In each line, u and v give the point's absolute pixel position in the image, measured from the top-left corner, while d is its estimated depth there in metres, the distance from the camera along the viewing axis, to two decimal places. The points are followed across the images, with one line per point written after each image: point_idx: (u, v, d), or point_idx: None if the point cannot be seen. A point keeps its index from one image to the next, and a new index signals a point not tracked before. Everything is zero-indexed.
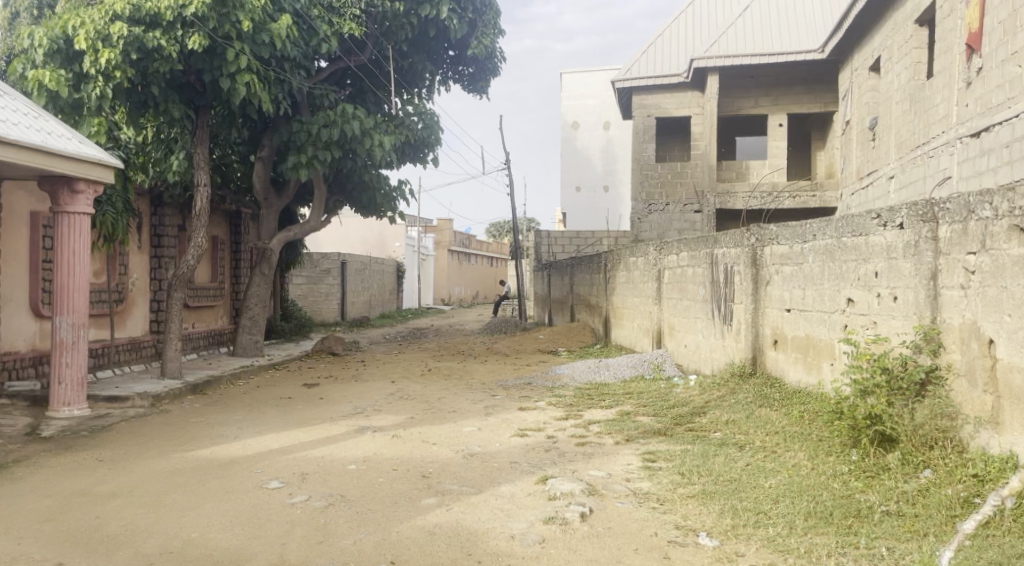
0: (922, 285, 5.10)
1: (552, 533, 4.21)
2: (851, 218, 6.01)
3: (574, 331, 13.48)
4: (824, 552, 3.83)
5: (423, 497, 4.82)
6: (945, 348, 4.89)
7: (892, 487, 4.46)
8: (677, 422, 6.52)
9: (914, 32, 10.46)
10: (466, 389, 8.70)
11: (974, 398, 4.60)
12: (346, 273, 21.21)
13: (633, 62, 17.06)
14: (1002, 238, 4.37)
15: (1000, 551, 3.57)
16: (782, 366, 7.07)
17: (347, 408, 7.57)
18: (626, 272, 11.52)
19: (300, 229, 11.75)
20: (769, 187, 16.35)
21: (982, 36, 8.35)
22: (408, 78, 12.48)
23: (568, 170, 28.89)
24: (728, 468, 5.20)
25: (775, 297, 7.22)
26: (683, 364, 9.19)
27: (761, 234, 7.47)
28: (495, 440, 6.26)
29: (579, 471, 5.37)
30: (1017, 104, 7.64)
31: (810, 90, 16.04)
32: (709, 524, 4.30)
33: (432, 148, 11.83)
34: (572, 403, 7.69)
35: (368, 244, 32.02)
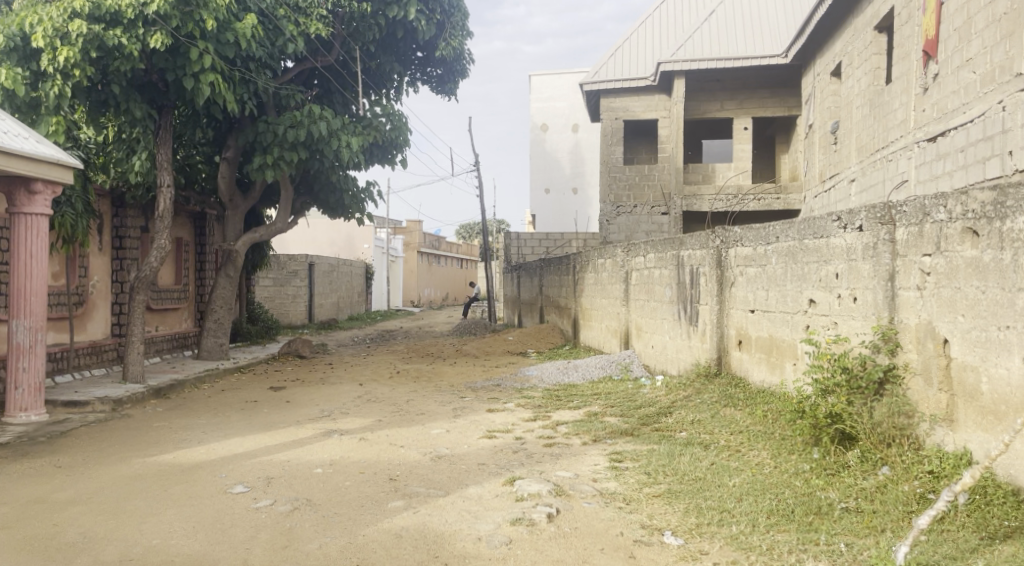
0: (880, 285, 5.21)
1: (518, 534, 4.23)
2: (812, 219, 6.11)
3: (543, 333, 13.51)
4: (785, 549, 3.91)
5: (390, 500, 4.81)
6: (902, 348, 5.01)
7: (851, 484, 4.56)
8: (644, 422, 6.58)
9: (874, 38, 10.68)
10: (434, 391, 8.68)
11: (929, 397, 4.72)
12: (314, 275, 21.07)
13: (601, 66, 17.20)
14: (956, 240, 4.50)
15: (954, 548, 3.70)
16: (747, 366, 7.18)
17: (315, 411, 7.53)
18: (595, 273, 11.59)
19: (266, 230, 11.63)
20: (734, 190, 16.40)
21: (938, 43, 8.56)
22: (377, 79, 12.42)
23: (538, 172, 29.07)
24: (692, 467, 5.26)
25: (739, 298, 7.32)
26: (650, 365, 9.28)
27: (726, 235, 7.57)
28: (463, 442, 6.26)
29: (548, 472, 5.40)
30: (972, 109, 7.84)
31: (775, 94, 16.28)
32: (674, 523, 4.35)
33: (400, 149, 11.77)
34: (540, 404, 7.72)
35: (336, 246, 31.80)
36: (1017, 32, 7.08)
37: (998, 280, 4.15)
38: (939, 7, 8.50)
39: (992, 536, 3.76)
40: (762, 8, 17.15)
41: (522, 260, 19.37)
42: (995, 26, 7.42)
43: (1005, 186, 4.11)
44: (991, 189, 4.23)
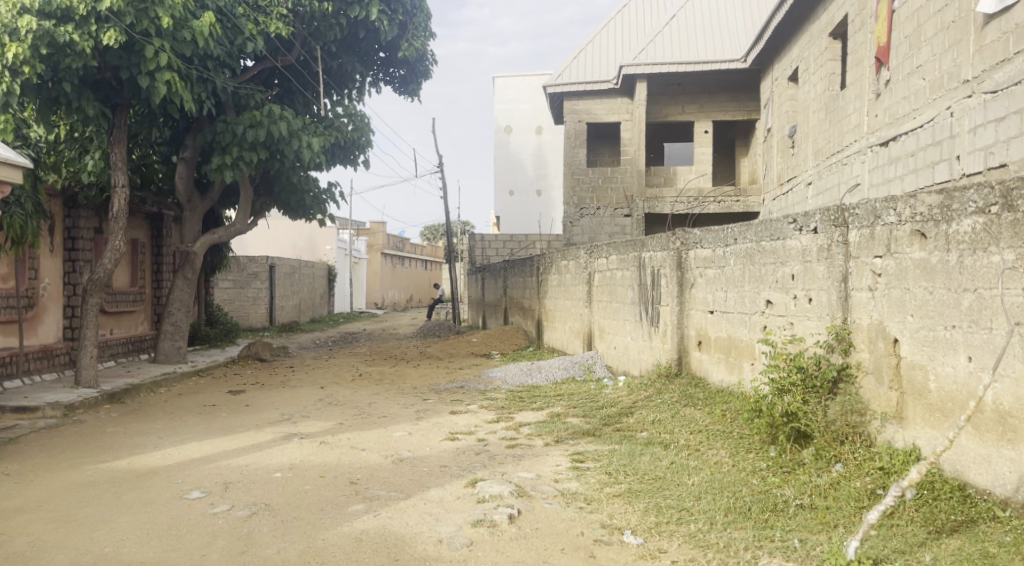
0: (834, 286, 5.32)
1: (479, 535, 4.23)
2: (769, 222, 6.23)
3: (507, 334, 13.53)
4: (742, 546, 3.97)
5: (351, 504, 4.77)
6: (855, 348, 5.12)
7: (806, 481, 4.65)
8: (605, 422, 6.63)
9: (829, 45, 10.92)
10: (397, 393, 8.64)
11: (880, 395, 4.84)
12: (275, 278, 20.84)
13: (564, 68, 17.29)
14: (905, 242, 4.62)
15: (903, 541, 3.80)
16: (706, 366, 7.28)
17: (274, 415, 7.44)
18: (558, 275, 11.65)
19: (224, 232, 11.46)
20: (694, 192, 16.58)
21: (890, 50, 8.77)
22: (338, 79, 12.34)
23: (501, 174, 29.15)
24: (653, 466, 5.32)
25: (699, 299, 7.42)
26: (612, 366, 9.36)
27: (686, 238, 7.66)
28: (425, 444, 6.24)
29: (509, 473, 5.42)
30: (922, 115, 8.05)
31: (734, 98, 16.53)
32: (634, 521, 4.39)
33: (362, 150, 11.70)
34: (502, 405, 7.73)
35: (298, 248, 31.48)
36: (963, 40, 7.29)
37: (944, 282, 4.28)
38: (890, 15, 8.72)
39: (940, 530, 3.88)
40: (722, 14, 17.41)
41: (487, 261, 19.40)
42: (943, 34, 7.63)
43: (951, 191, 4.24)
44: (938, 193, 4.36)
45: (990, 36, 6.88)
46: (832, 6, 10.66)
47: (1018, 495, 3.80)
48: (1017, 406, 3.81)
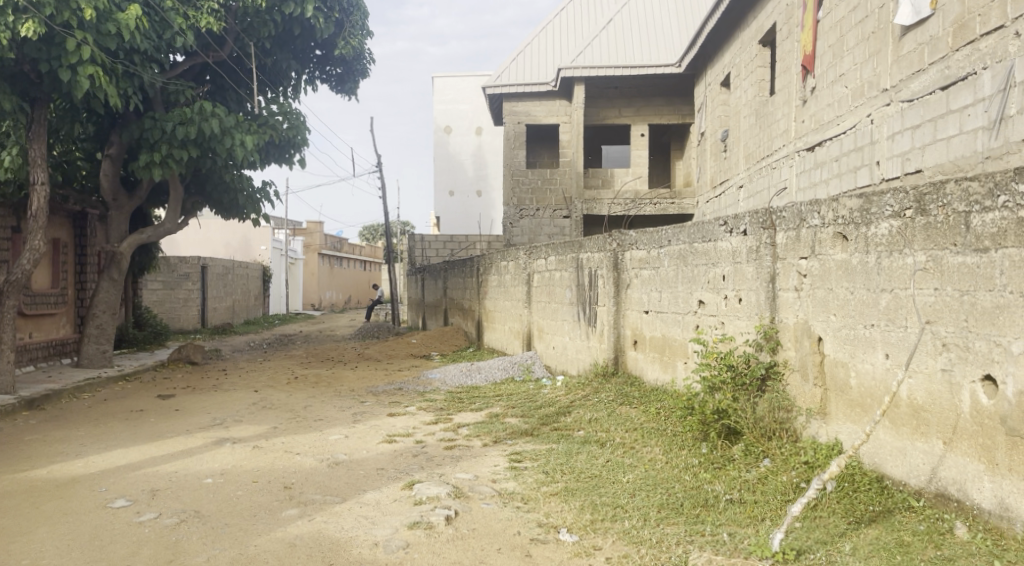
0: (763, 287, 5.49)
1: (416, 538, 4.21)
2: (702, 224, 6.38)
3: (447, 335, 13.51)
4: (673, 541, 4.04)
5: (284, 509, 4.69)
6: (782, 346, 5.30)
7: (735, 476, 4.79)
8: (543, 422, 6.68)
9: (758, 52, 11.23)
10: (333, 396, 8.51)
11: (806, 392, 5.02)
12: (208, 278, 20.26)
13: (502, 70, 17.37)
14: (828, 244, 4.81)
15: (825, 532, 3.94)
16: (641, 366, 7.42)
17: (205, 420, 7.24)
18: (498, 276, 11.67)
19: (153, 231, 11.11)
20: (631, 195, 16.83)
21: (815, 59, 9.10)
22: (272, 77, 12.13)
23: (442, 174, 29.14)
24: (589, 465, 5.40)
25: (634, 299, 7.55)
26: (551, 366, 9.45)
27: (622, 239, 7.77)
28: (362, 447, 6.17)
29: (446, 474, 5.40)
30: (845, 121, 8.37)
31: (670, 102, 16.86)
32: (570, 520, 4.44)
33: (298, 149, 11.50)
34: (442, 407, 7.71)
35: (231, 248, 30.69)
36: (882, 51, 7.61)
37: (864, 282, 4.47)
38: (815, 24, 9.03)
39: (859, 520, 4.04)
40: (658, 19, 17.74)
41: (426, 262, 19.32)
42: (864, 44, 7.95)
43: (870, 195, 4.43)
44: (858, 198, 4.54)
45: (907, 47, 7.20)
46: (761, 15, 10.99)
47: (930, 485, 3.99)
48: (929, 401, 4.01)
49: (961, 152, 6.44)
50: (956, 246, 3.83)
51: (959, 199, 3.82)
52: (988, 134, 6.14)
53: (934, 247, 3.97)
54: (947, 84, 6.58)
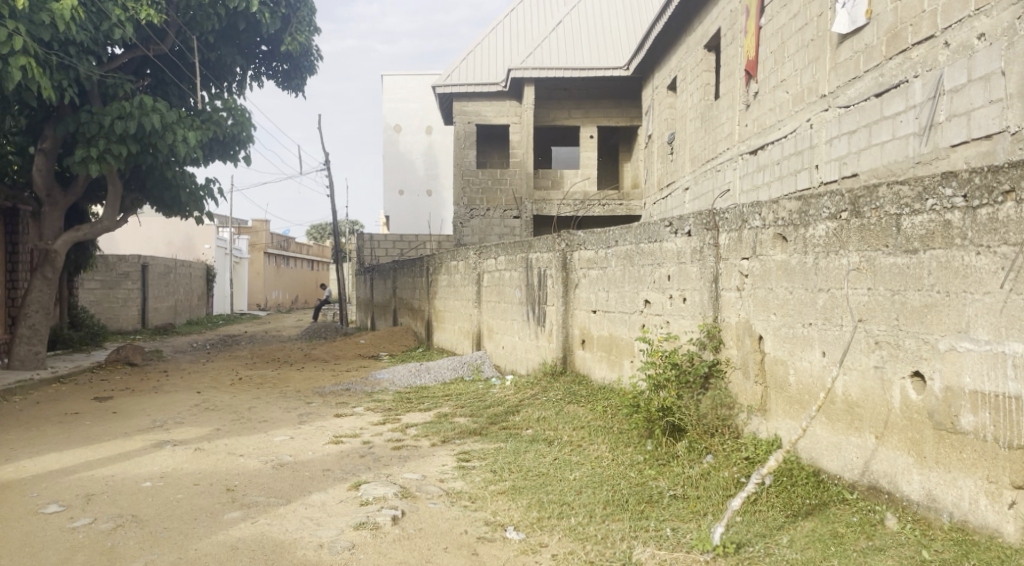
0: (706, 287, 5.61)
1: (361, 538, 4.18)
2: (647, 225, 6.48)
3: (396, 335, 13.43)
4: (618, 537, 4.09)
5: (226, 512, 4.59)
6: (725, 344, 5.43)
7: (680, 472, 4.89)
8: (492, 421, 6.69)
9: (703, 57, 11.47)
10: (279, 397, 8.39)
11: (747, 389, 5.16)
12: (149, 277, 19.72)
13: (452, 69, 17.33)
14: (769, 245, 4.94)
15: (764, 526, 4.05)
16: (589, 365, 7.50)
17: (145, 422, 7.06)
18: (448, 276, 11.65)
19: (90, 229, 10.77)
20: (580, 196, 16.97)
21: (758, 64, 9.33)
22: (216, 71, 11.87)
23: (392, 172, 29.00)
24: (536, 463, 5.44)
25: (582, 299, 7.63)
26: (500, 365, 9.47)
27: (570, 239, 7.83)
28: (308, 448, 6.10)
29: (393, 475, 5.37)
30: (786, 126, 8.61)
31: (619, 105, 17.07)
32: (517, 517, 4.47)
33: (243, 145, 11.29)
34: (390, 407, 7.66)
35: (173, 246, 29.89)
36: (821, 58, 7.84)
37: (803, 282, 4.60)
38: (757, 31, 9.25)
39: (797, 513, 4.16)
40: (607, 21, 17.93)
41: (375, 261, 19.15)
42: (804, 51, 8.18)
43: (808, 197, 4.57)
44: (797, 200, 4.68)
45: (844, 55, 7.43)
46: (706, 20, 11.23)
47: (863, 478, 4.14)
48: (862, 397, 4.15)
49: (895, 157, 6.69)
50: (888, 247, 3.97)
51: (890, 202, 3.97)
52: (919, 140, 6.40)
53: (867, 248, 4.11)
54: (881, 92, 6.83)
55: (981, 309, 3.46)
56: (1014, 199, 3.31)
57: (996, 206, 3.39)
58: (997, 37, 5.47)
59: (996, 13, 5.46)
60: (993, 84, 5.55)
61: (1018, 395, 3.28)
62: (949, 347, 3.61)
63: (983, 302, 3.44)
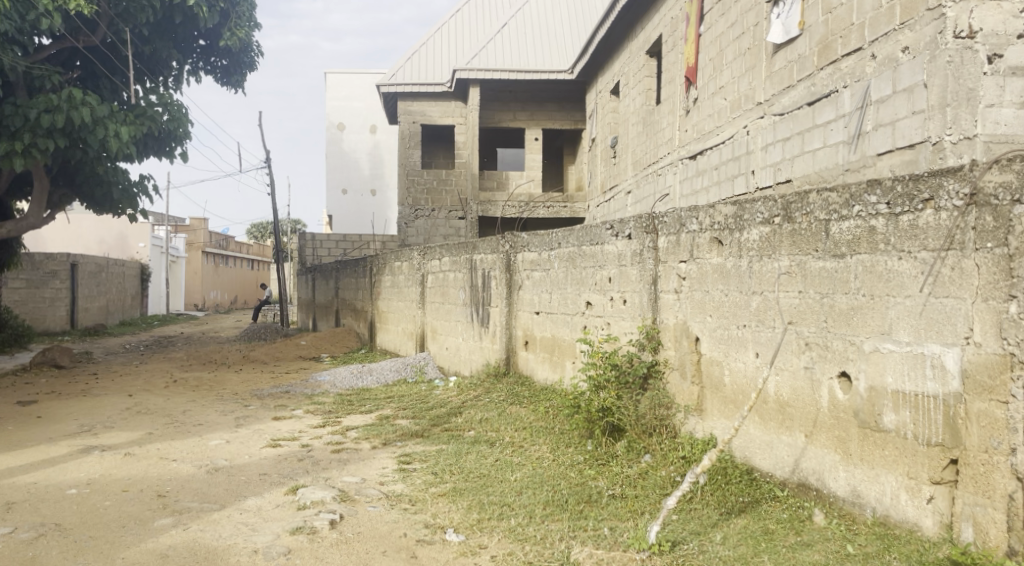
0: (646, 289, 5.70)
1: (298, 543, 4.11)
2: (590, 228, 6.54)
3: (339, 337, 13.25)
4: (557, 537, 4.12)
5: (156, 518, 4.46)
6: (663, 345, 5.53)
7: (618, 472, 4.96)
8: (434, 423, 6.67)
9: (645, 62, 11.66)
10: (215, 400, 8.19)
11: (684, 390, 5.27)
12: (78, 276, 19.01)
13: (397, 68, 17.19)
14: (705, 249, 5.05)
15: (699, 524, 4.12)
16: (532, 366, 7.54)
17: (71, 427, 6.79)
18: (392, 276, 11.56)
19: (14, 225, 10.39)
20: (525, 198, 17.03)
21: (697, 71, 9.52)
22: (151, 65, 11.53)
23: (335, 171, 28.59)
24: (478, 465, 5.43)
25: (526, 300, 7.66)
26: (444, 366, 9.44)
27: (514, 241, 7.86)
28: (244, 452, 5.97)
29: (332, 478, 5.30)
30: (724, 132, 8.81)
31: (563, 108, 17.22)
32: (456, 520, 4.45)
33: (180, 141, 10.98)
34: (330, 409, 7.56)
35: (105, 245, 28.92)
36: (757, 66, 8.04)
37: (737, 284, 4.72)
38: (697, 38, 9.44)
39: (730, 511, 4.26)
40: (552, 24, 18.05)
41: (318, 262, 18.88)
42: (741, 59, 8.38)
43: (743, 203, 4.68)
44: (732, 205, 4.78)
45: (778, 64, 7.64)
46: (648, 26, 11.41)
47: (793, 476, 4.27)
48: (793, 396, 4.28)
49: (826, 163, 6.91)
50: (817, 252, 4.10)
51: (820, 208, 4.09)
52: (848, 148, 6.61)
53: (798, 252, 4.23)
54: (814, 100, 7.05)
55: (902, 311, 3.58)
56: (933, 206, 3.44)
57: (917, 212, 3.52)
58: (919, 51, 5.70)
59: (919, 28, 5.70)
60: (916, 96, 5.78)
61: (935, 394, 3.41)
62: (873, 347, 3.74)
63: (904, 304, 3.57)
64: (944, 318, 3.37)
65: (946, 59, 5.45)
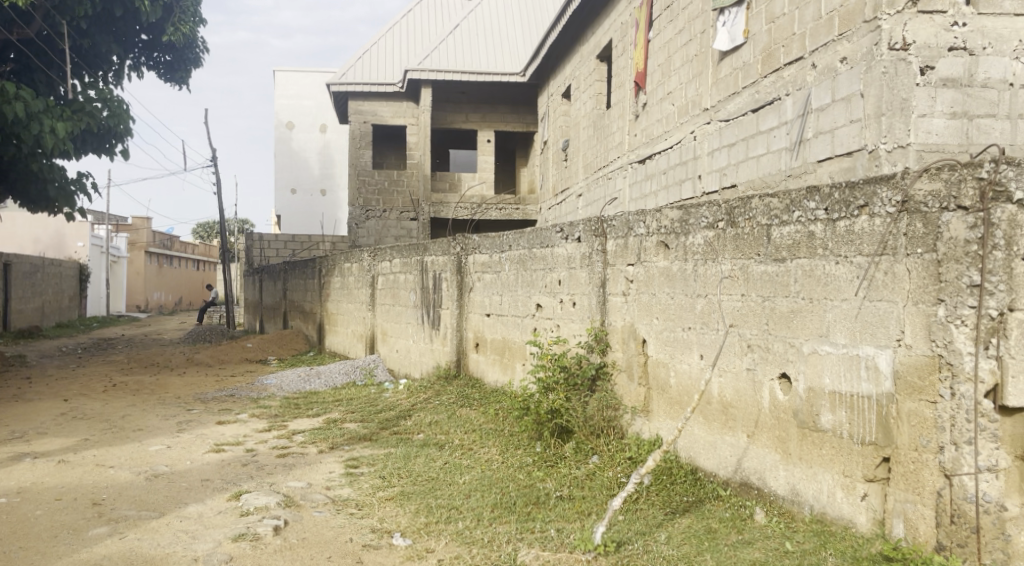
0: (595, 291, 5.76)
1: (240, 551, 4.02)
2: (540, 230, 6.57)
3: (287, 339, 13.04)
4: (504, 539, 4.11)
5: (92, 527, 4.32)
6: (611, 347, 5.60)
7: (567, 473, 4.98)
8: (383, 426, 6.62)
9: (596, 66, 11.78)
10: (156, 404, 7.97)
11: (631, 391, 5.34)
12: (11, 276, 18.29)
13: (348, 67, 17.00)
14: (652, 252, 5.11)
15: (644, 524, 4.16)
16: (482, 368, 7.55)
17: (1, 434, 6.52)
18: (341, 278, 11.43)
19: None
20: (477, 199, 17.03)
21: (646, 76, 9.65)
22: (91, 60, 11.20)
23: (283, 171, 28.11)
24: (426, 468, 5.40)
25: (476, 302, 7.66)
26: (394, 369, 9.37)
27: (465, 242, 7.85)
28: (186, 458, 5.83)
29: (277, 483, 5.21)
30: (672, 137, 8.95)
31: (515, 110, 17.29)
32: (404, 524, 4.42)
33: (121, 138, 10.67)
34: (277, 413, 7.43)
35: (41, 244, 27.92)
36: (704, 73, 8.19)
37: (682, 287, 4.79)
38: (646, 44, 9.57)
39: (675, 511, 4.32)
40: (504, 27, 18.09)
41: (266, 262, 18.55)
42: (688, 65, 8.53)
43: (688, 207, 4.76)
44: (678, 209, 4.86)
45: (724, 71, 7.80)
46: (599, 31, 11.53)
47: (736, 475, 4.36)
48: (736, 398, 4.37)
49: (769, 169, 7.08)
50: (758, 256, 4.19)
51: (762, 213, 4.18)
52: (790, 155, 6.78)
53: (740, 256, 4.32)
54: (758, 107, 7.21)
55: (839, 315, 3.68)
56: (868, 212, 3.54)
57: (853, 218, 3.62)
58: (857, 61, 5.88)
59: (857, 39, 5.89)
60: (853, 105, 5.96)
61: (869, 395, 3.51)
62: (812, 349, 3.83)
63: (841, 307, 3.66)
64: (878, 320, 3.47)
65: (881, 69, 5.64)
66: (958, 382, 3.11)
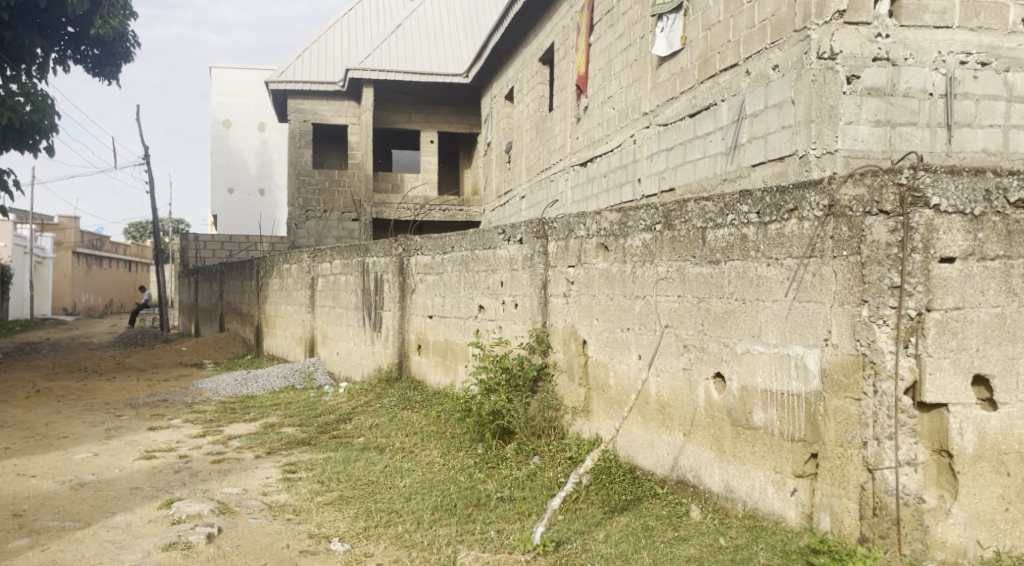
0: (536, 292, 5.79)
1: (170, 559, 3.90)
2: (482, 232, 6.57)
3: (222, 343, 12.74)
4: (444, 542, 4.08)
5: (10, 540, 4.13)
6: (552, 348, 5.65)
7: (507, 474, 4.98)
8: (322, 430, 6.51)
9: (538, 69, 11.85)
10: (83, 411, 7.67)
11: (572, 391, 5.39)
12: None
13: (288, 65, 16.68)
14: (592, 254, 5.17)
15: (583, 523, 4.19)
16: (424, 370, 7.51)
17: None
18: (280, 279, 11.22)
19: None
20: (420, 200, 16.94)
21: (587, 80, 9.75)
22: (12, 52, 10.70)
23: (220, 170, 27.48)
24: (366, 472, 5.33)
25: (419, 304, 7.62)
26: (334, 372, 9.23)
27: (407, 244, 7.80)
28: (114, 466, 5.62)
29: (211, 490, 5.07)
30: (613, 140, 9.08)
31: (459, 111, 17.26)
32: (342, 528, 4.36)
33: (45, 134, 10.23)
34: (211, 418, 7.24)
35: None
36: (643, 77, 8.31)
37: (621, 289, 4.86)
38: (587, 47, 9.67)
39: (613, 509, 4.35)
40: (447, 27, 18.03)
41: (202, 263, 18.05)
42: (628, 70, 8.65)
43: (627, 210, 4.83)
44: (617, 212, 4.93)
45: (662, 76, 7.93)
46: (541, 34, 11.61)
47: (673, 473, 4.45)
48: (672, 397, 4.45)
49: (706, 173, 7.23)
50: (694, 258, 4.27)
51: (697, 216, 4.26)
52: (726, 159, 6.94)
53: (677, 259, 4.40)
54: (695, 112, 7.37)
55: (770, 316, 3.78)
56: (797, 216, 3.64)
57: (783, 221, 3.72)
58: (788, 69, 6.06)
59: (788, 47, 6.06)
60: (785, 111, 6.13)
61: (799, 392, 3.61)
62: (745, 349, 3.93)
63: (772, 308, 3.76)
64: (807, 321, 3.57)
65: (811, 78, 5.82)
66: (880, 379, 3.24)
